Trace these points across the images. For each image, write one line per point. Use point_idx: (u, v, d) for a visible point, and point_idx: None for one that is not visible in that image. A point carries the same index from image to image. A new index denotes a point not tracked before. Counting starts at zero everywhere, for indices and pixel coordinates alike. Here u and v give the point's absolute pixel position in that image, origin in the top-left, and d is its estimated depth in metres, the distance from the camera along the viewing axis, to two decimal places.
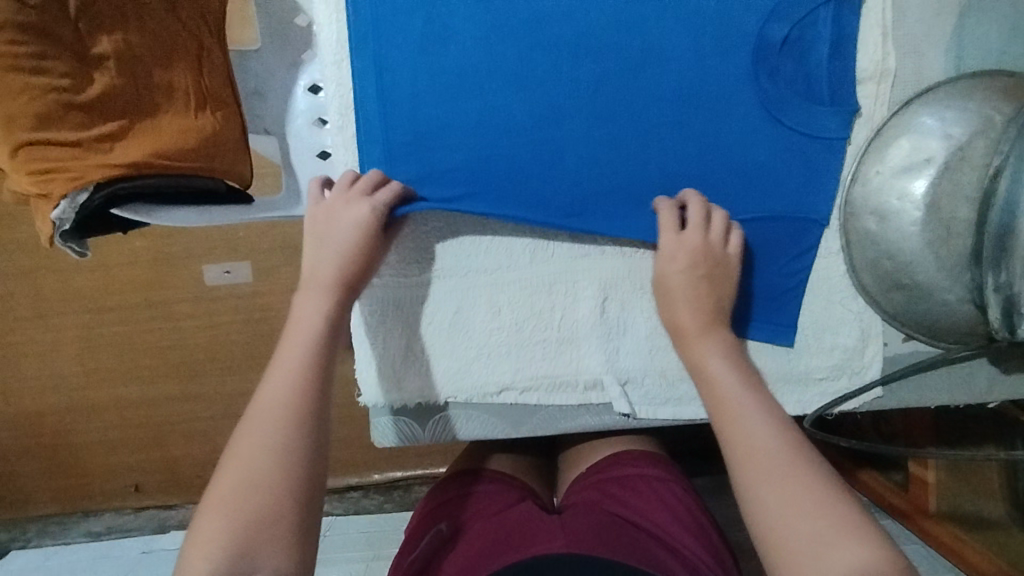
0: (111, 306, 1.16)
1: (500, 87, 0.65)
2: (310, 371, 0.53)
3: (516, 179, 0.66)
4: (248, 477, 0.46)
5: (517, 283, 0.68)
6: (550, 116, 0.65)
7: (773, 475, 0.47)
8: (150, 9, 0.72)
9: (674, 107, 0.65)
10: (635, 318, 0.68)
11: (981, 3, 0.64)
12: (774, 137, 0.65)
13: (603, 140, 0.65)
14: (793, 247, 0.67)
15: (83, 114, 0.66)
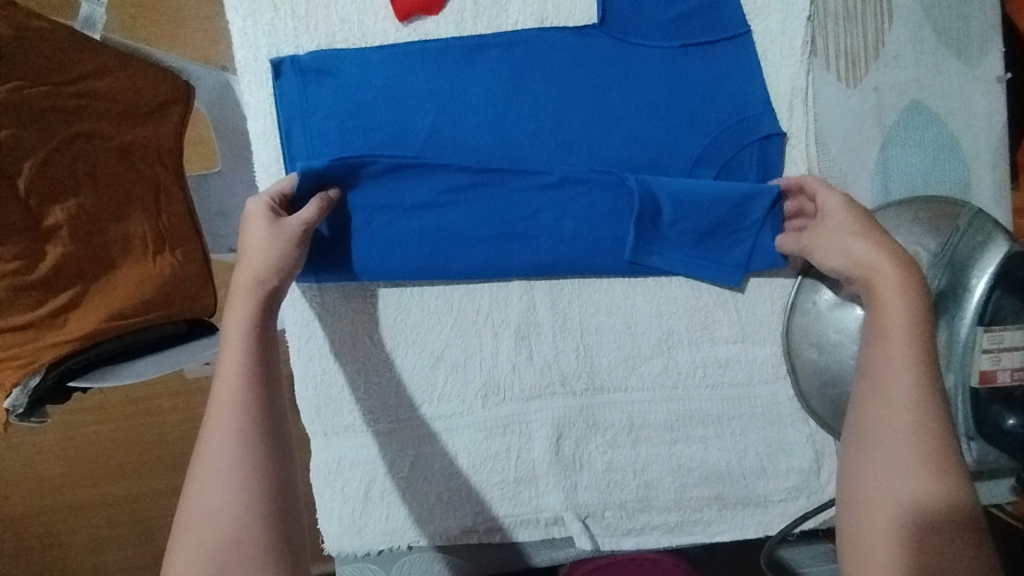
0: (90, 415, 1.17)
1: (441, 228, 0.65)
2: (251, 373, 0.51)
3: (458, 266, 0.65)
4: (214, 508, 0.47)
5: (471, 428, 0.69)
6: (498, 244, 0.65)
7: (892, 431, 0.49)
8: (104, 167, 0.76)
9: (606, 244, 0.65)
10: (592, 453, 0.69)
11: (904, 130, 0.66)
12: (698, 256, 0.66)
13: (549, 260, 0.65)
14: (731, 372, 0.69)
15: (38, 291, 0.68)
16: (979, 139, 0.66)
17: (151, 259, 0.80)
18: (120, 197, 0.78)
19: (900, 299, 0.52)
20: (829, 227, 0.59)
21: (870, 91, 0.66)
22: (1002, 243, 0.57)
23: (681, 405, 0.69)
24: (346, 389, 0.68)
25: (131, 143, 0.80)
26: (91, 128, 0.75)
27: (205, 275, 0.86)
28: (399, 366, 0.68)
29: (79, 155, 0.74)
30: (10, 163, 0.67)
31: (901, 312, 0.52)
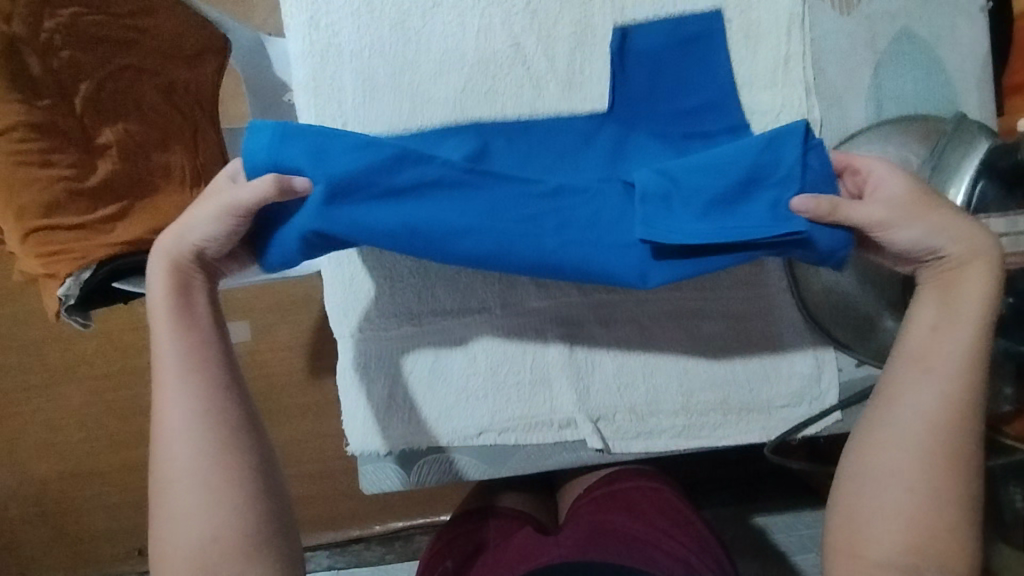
0: (114, 370, 1.21)
1: (432, 220, 0.60)
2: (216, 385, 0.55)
3: (450, 243, 0.61)
4: (204, 503, 0.52)
5: (489, 332, 0.73)
6: (488, 223, 0.61)
7: (905, 438, 0.52)
8: (147, 100, 0.83)
9: (620, 242, 0.62)
10: (603, 359, 0.73)
11: (894, 55, 0.71)
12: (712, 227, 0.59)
13: (545, 243, 0.62)
14: (736, 292, 0.73)
15: (89, 200, 0.72)
16: (965, 63, 0.71)
17: (187, 189, 0.87)
18: (162, 130, 0.85)
19: (966, 330, 0.53)
20: (894, 202, 0.56)
21: (862, 20, 0.71)
22: (983, 139, 0.62)
23: (687, 311, 0.73)
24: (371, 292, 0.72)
25: (173, 83, 0.88)
26: (140, 63, 0.82)
27: None
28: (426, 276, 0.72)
29: (127, 85, 0.81)
30: (71, 82, 0.73)
31: (958, 346, 0.53)
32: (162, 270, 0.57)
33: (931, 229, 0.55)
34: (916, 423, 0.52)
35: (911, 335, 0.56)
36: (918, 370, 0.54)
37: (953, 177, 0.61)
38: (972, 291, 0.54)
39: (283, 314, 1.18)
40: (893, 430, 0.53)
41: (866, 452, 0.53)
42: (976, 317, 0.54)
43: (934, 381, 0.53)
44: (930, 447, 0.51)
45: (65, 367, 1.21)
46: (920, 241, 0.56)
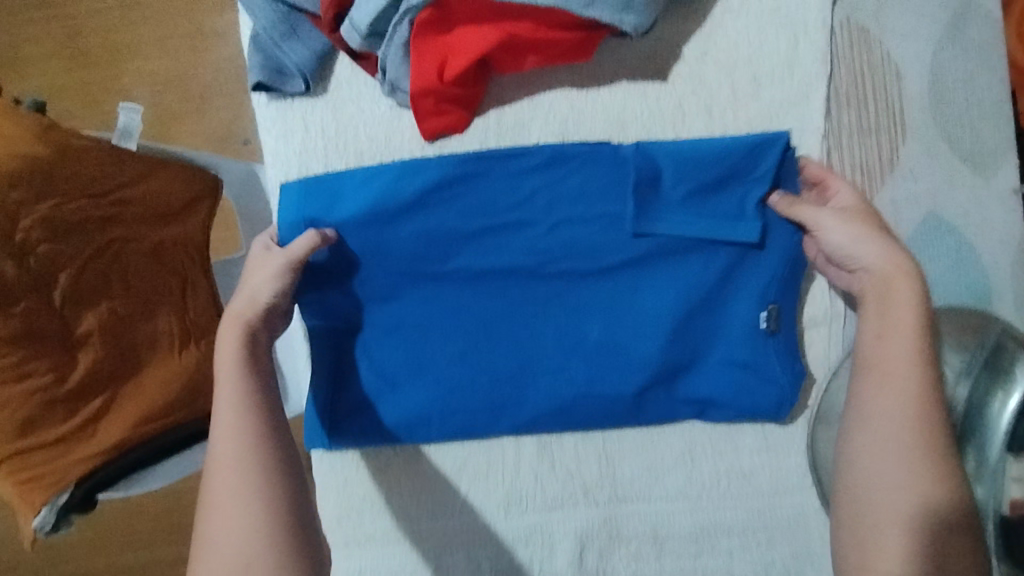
0: None
1: (432, 227, 0.63)
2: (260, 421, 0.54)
3: (475, 255, 0.64)
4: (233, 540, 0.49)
5: (493, 539, 0.68)
6: (501, 233, 0.64)
7: (880, 470, 0.50)
8: (132, 271, 0.78)
9: (604, 223, 0.63)
10: (617, 566, 0.68)
11: (922, 242, 0.67)
12: (683, 244, 0.63)
13: (556, 246, 0.63)
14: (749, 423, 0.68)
15: (71, 403, 0.69)
16: (998, 250, 0.67)
17: (177, 353, 0.81)
18: (149, 294, 0.80)
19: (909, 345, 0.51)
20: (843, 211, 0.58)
21: (885, 204, 0.67)
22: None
23: (706, 512, 0.68)
24: (362, 439, 0.67)
25: (161, 243, 0.82)
26: (124, 234, 0.77)
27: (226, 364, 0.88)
28: (412, 376, 0.66)
29: (111, 260, 0.76)
30: (49, 276, 0.69)
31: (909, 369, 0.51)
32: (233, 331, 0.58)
33: (877, 240, 0.55)
34: (886, 452, 0.50)
35: (861, 345, 0.54)
36: (868, 393, 0.52)
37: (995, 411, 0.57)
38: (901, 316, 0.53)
39: None
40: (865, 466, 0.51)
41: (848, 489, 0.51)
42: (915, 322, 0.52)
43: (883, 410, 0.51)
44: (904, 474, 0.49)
45: None
46: (848, 246, 0.56)
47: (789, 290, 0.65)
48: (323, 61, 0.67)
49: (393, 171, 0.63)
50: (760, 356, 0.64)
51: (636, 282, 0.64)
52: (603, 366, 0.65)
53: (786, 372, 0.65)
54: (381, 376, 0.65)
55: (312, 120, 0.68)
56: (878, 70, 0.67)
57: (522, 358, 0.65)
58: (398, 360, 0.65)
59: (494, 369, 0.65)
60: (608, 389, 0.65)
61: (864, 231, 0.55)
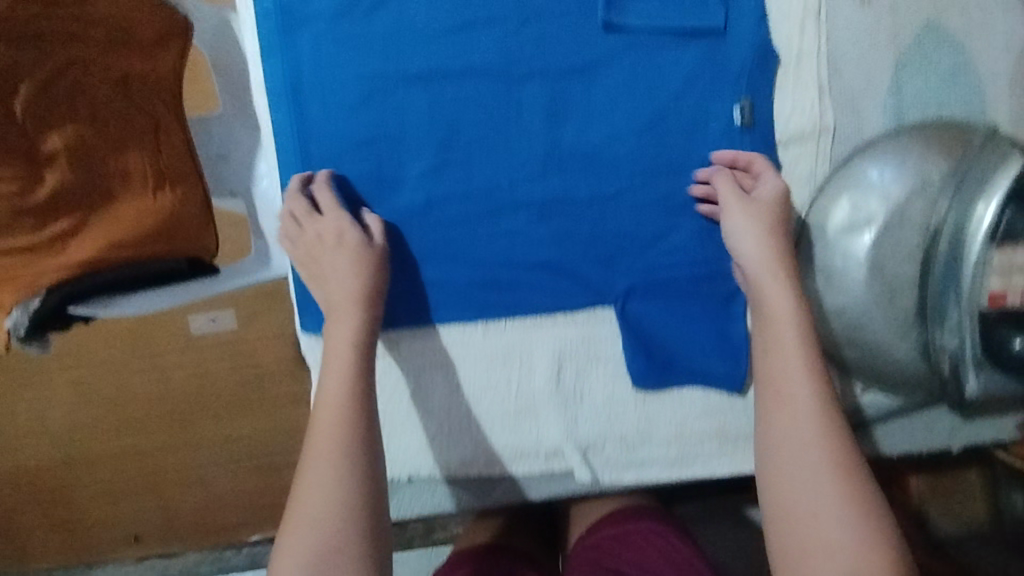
0: (78, 371, 1.15)
1: (403, 22, 0.63)
2: (354, 409, 0.54)
3: (442, 54, 0.63)
4: (327, 479, 0.50)
5: (470, 360, 0.68)
6: (463, 33, 0.63)
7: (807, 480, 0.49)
8: (100, 99, 0.73)
9: (572, 20, 0.63)
10: (593, 385, 0.68)
11: (918, 54, 0.63)
12: (642, 39, 0.63)
13: (527, 51, 0.63)
14: (711, 288, 0.66)
15: (38, 215, 0.69)
16: (999, 61, 0.63)
17: (150, 194, 0.77)
18: (118, 127, 0.75)
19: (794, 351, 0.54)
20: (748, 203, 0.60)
21: (883, 12, 0.63)
22: (1015, 165, 0.55)
23: (672, 348, 0.67)
24: None
25: (130, 79, 0.76)
26: (86, 56, 0.72)
27: (207, 214, 0.82)
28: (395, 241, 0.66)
29: (73, 83, 0.71)
30: (10, 85, 0.67)
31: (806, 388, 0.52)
32: (338, 256, 0.61)
33: (755, 233, 0.59)
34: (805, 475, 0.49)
35: (767, 330, 0.56)
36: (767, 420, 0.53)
37: (981, 196, 0.56)
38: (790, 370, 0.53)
39: (263, 312, 1.15)
40: (809, 510, 0.48)
41: (776, 506, 0.50)
42: (797, 342, 0.54)
43: (789, 470, 0.50)
44: (821, 452, 0.50)
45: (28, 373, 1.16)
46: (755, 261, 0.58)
47: (761, 75, 0.63)
48: None
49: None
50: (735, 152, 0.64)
51: (605, 82, 0.63)
52: (573, 241, 0.65)
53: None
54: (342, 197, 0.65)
55: None
56: None
57: (493, 166, 0.65)
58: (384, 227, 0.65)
59: (467, 225, 0.66)
60: (578, 256, 0.66)
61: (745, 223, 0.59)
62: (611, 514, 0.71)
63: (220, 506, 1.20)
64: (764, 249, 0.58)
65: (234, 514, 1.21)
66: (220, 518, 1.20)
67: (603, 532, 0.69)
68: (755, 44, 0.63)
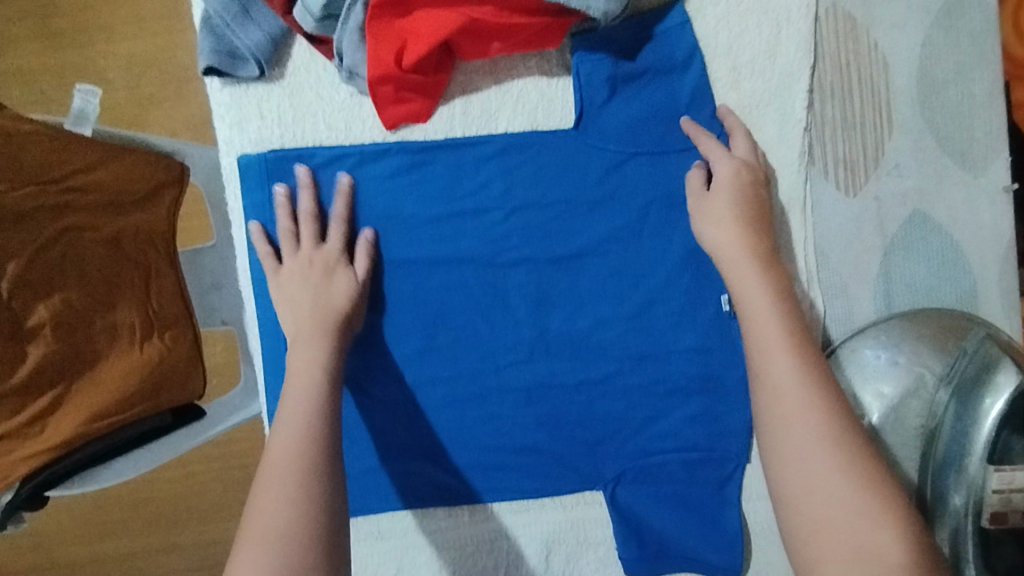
0: None
1: (390, 214, 0.64)
2: (321, 423, 0.55)
3: (429, 244, 0.64)
4: (280, 490, 0.50)
5: (456, 545, 0.66)
6: (451, 223, 0.64)
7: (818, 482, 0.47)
8: (90, 259, 0.72)
9: (558, 211, 0.64)
10: (583, 571, 0.66)
11: (904, 242, 0.64)
12: (625, 226, 0.64)
13: (515, 239, 0.64)
14: (704, 474, 0.65)
15: (17, 398, 0.65)
16: (985, 252, 0.64)
17: (138, 347, 0.76)
18: (108, 285, 0.73)
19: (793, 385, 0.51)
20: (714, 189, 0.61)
21: (870, 201, 0.64)
22: (1012, 372, 0.54)
23: (664, 536, 0.65)
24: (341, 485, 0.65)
25: (121, 232, 0.76)
26: (78, 223, 0.71)
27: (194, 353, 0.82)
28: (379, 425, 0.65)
29: (65, 250, 0.70)
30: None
31: (807, 424, 0.50)
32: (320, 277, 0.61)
33: (725, 222, 0.60)
34: (830, 461, 0.48)
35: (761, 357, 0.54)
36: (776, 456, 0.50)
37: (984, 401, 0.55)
38: (783, 370, 0.52)
39: None
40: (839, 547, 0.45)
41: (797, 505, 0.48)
42: (793, 369, 0.52)
43: (799, 457, 0.48)
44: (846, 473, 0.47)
45: None
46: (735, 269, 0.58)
47: None
48: (276, 44, 0.64)
49: (353, 156, 0.64)
50: (721, 338, 0.64)
51: (592, 269, 0.64)
52: (559, 425, 0.65)
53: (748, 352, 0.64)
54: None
55: (268, 108, 0.64)
56: (865, 62, 0.64)
57: (480, 352, 0.65)
58: (366, 415, 0.64)
59: (453, 410, 0.65)
60: (567, 440, 0.65)
61: (719, 212, 0.60)
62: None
63: None
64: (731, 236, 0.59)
65: None
66: None
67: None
68: None
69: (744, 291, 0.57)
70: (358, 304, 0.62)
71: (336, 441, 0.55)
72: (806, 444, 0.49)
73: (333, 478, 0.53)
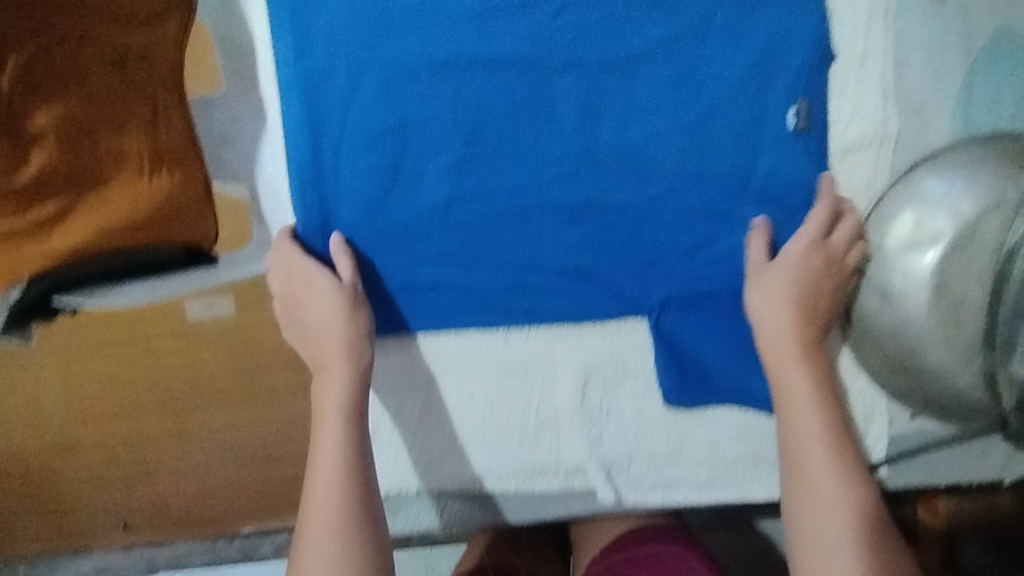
0: None
1: (425, 5, 0.58)
2: (357, 404, 0.58)
3: (470, 39, 0.58)
4: (329, 471, 0.55)
5: (491, 370, 0.63)
6: (494, 18, 0.58)
7: (820, 521, 0.52)
8: (94, 71, 0.62)
9: (613, 8, 0.58)
10: (621, 401, 0.64)
11: (989, 59, 0.59)
12: (688, 29, 0.58)
13: (564, 39, 0.58)
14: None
15: (20, 201, 0.61)
16: None
17: (146, 179, 0.67)
18: (112, 105, 0.64)
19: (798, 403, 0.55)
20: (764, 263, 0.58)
21: (957, 12, 0.58)
22: None
23: (710, 368, 0.62)
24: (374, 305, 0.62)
25: (127, 48, 0.64)
26: (81, 24, 0.61)
27: (205, 199, 0.70)
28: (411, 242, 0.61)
29: (67, 55, 0.60)
30: None
31: (817, 449, 0.54)
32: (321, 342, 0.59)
33: (783, 297, 0.57)
34: (830, 488, 0.52)
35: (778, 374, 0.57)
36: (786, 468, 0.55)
37: None
38: (809, 429, 0.55)
39: None
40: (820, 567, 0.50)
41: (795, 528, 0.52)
42: (804, 385, 0.56)
43: (816, 487, 0.53)
44: (838, 509, 0.52)
45: None
46: (771, 308, 0.57)
47: (818, 81, 0.58)
48: None
49: None
50: (785, 157, 0.59)
51: (648, 77, 0.59)
52: (605, 249, 0.61)
53: (812, 173, 0.59)
54: (357, 192, 0.60)
55: None
56: None
57: (523, 165, 0.60)
58: (400, 229, 0.61)
59: (491, 228, 0.61)
60: (614, 262, 0.61)
61: (778, 288, 0.57)
62: (625, 535, 0.69)
63: None
64: (789, 316, 0.57)
65: None
66: None
67: (618, 555, 0.67)
68: (816, 41, 0.57)
69: (772, 331, 0.57)
70: (353, 307, 0.59)
71: (366, 421, 0.59)
72: (800, 463, 0.54)
73: (362, 450, 0.57)
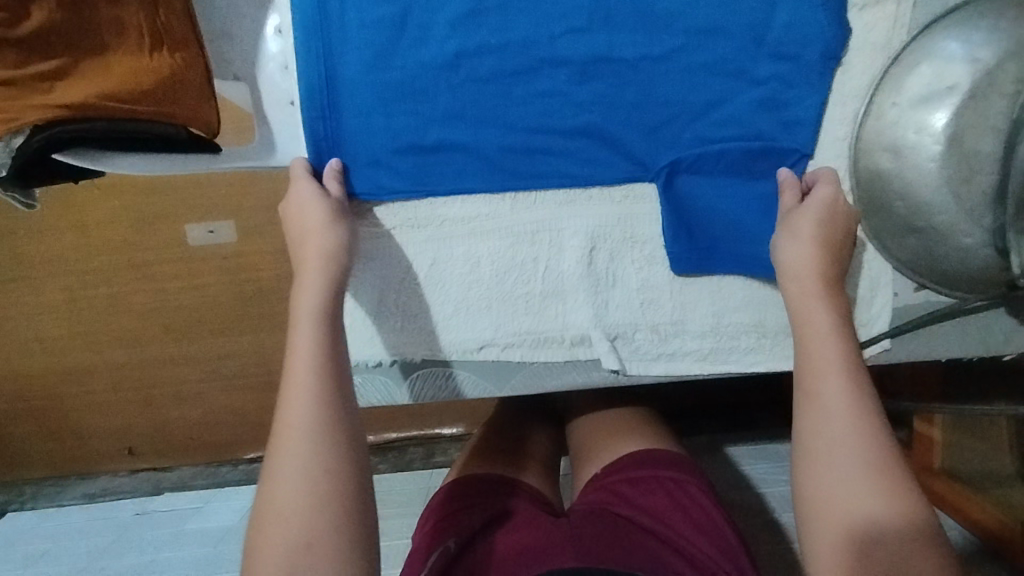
0: (88, 268, 1.15)
1: None
2: (332, 318, 0.53)
3: None
4: (298, 377, 0.49)
5: (497, 234, 0.63)
6: None
7: (839, 435, 0.46)
8: None
9: None
10: (626, 268, 0.64)
11: None
12: None
13: None
14: (765, 165, 0.61)
15: (21, 50, 0.58)
16: None
17: (149, 55, 0.64)
18: None
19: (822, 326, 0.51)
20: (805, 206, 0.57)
21: None
22: None
23: (715, 233, 0.62)
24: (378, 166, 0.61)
25: None
26: None
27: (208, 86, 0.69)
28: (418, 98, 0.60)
29: None
30: None
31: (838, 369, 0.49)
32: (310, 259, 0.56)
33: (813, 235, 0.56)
34: (848, 400, 0.48)
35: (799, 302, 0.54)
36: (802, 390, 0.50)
37: None
38: (830, 353, 0.50)
39: (270, 216, 1.12)
40: (838, 487, 0.45)
41: (813, 447, 0.47)
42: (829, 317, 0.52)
43: (825, 400, 0.48)
44: (863, 424, 0.46)
45: (34, 267, 1.15)
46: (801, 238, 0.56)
47: None
48: None
49: None
50: (797, 11, 0.58)
51: None
52: (616, 106, 0.60)
53: (829, 28, 0.58)
54: (364, 43, 0.58)
55: None
56: None
57: (534, 17, 0.58)
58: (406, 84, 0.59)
59: (501, 84, 0.59)
60: (624, 120, 0.60)
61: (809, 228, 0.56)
62: (620, 458, 0.66)
63: (222, 417, 1.23)
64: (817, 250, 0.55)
65: (228, 432, 1.24)
66: (216, 434, 1.24)
67: (609, 478, 0.65)
68: None
69: (797, 261, 0.55)
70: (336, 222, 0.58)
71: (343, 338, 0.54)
72: (825, 373, 0.49)
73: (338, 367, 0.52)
